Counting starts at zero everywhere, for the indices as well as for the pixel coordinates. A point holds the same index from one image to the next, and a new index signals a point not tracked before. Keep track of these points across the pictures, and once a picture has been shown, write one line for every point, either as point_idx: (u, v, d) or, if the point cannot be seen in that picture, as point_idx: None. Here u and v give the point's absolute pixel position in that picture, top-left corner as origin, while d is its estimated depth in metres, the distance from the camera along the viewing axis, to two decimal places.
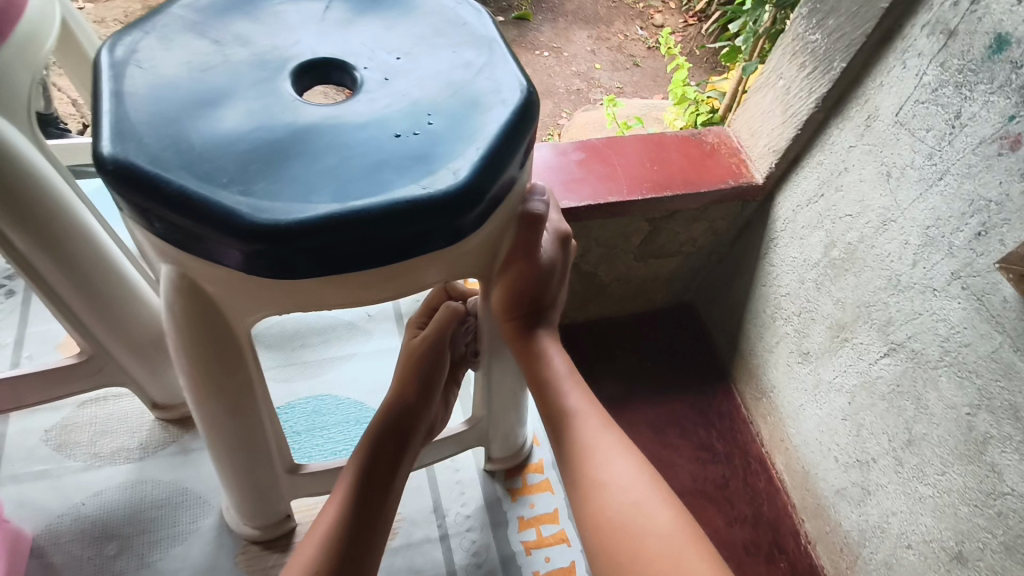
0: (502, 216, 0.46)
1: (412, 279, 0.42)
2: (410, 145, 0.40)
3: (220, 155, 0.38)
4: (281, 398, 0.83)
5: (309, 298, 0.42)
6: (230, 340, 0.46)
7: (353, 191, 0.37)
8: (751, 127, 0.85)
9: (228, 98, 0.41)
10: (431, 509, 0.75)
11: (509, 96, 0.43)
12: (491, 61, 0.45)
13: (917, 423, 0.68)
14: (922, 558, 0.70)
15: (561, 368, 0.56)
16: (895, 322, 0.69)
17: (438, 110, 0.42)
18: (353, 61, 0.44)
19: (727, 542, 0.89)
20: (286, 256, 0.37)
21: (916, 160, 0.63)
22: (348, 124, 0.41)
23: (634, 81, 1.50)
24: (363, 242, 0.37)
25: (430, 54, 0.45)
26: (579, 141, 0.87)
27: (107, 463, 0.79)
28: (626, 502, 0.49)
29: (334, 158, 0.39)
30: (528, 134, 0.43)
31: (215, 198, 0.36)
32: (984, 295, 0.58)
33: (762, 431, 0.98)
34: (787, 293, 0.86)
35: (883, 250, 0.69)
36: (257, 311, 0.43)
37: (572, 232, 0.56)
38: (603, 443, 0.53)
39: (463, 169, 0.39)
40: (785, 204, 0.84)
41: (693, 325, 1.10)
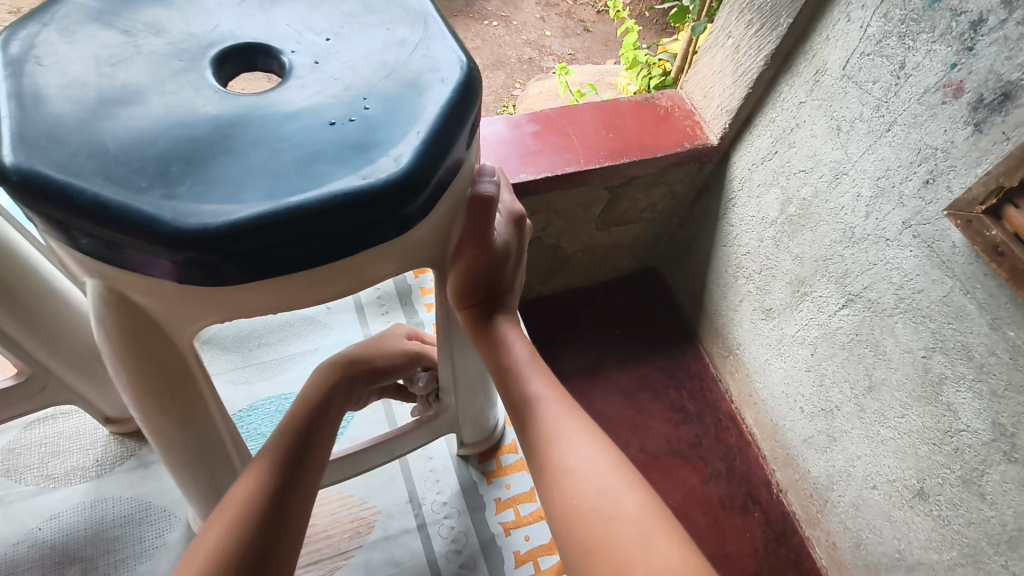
0: (449, 199, 0.42)
1: (360, 275, 0.40)
2: (346, 133, 0.36)
3: (137, 157, 0.34)
4: (242, 401, 0.79)
5: (251, 303, 0.39)
6: (173, 352, 0.45)
7: (287, 187, 0.34)
8: (704, 88, 0.84)
9: (143, 94, 0.37)
10: (407, 499, 0.75)
11: (448, 74, 0.40)
12: (427, 37, 0.42)
13: (877, 369, 0.70)
14: (886, 497, 0.73)
15: (521, 354, 0.53)
16: (852, 273, 0.70)
17: (374, 93, 0.38)
18: (278, 45, 0.41)
19: (703, 499, 0.92)
20: (216, 264, 0.34)
21: (865, 113, 0.64)
22: (276, 113, 0.37)
23: (586, 47, 1.49)
24: (301, 242, 0.34)
25: (361, 34, 0.42)
26: (532, 112, 0.85)
27: (61, 484, 0.77)
28: (591, 486, 0.45)
29: (263, 152, 0.35)
30: (473, 112, 0.40)
31: (135, 204, 0.32)
32: (934, 242, 0.60)
33: (730, 388, 1.00)
34: (748, 251, 0.87)
35: (837, 203, 0.70)
36: (200, 320, 0.41)
37: (525, 213, 0.52)
38: (565, 427, 0.48)
39: (405, 155, 0.36)
40: (741, 162, 0.84)
41: (659, 289, 1.12)
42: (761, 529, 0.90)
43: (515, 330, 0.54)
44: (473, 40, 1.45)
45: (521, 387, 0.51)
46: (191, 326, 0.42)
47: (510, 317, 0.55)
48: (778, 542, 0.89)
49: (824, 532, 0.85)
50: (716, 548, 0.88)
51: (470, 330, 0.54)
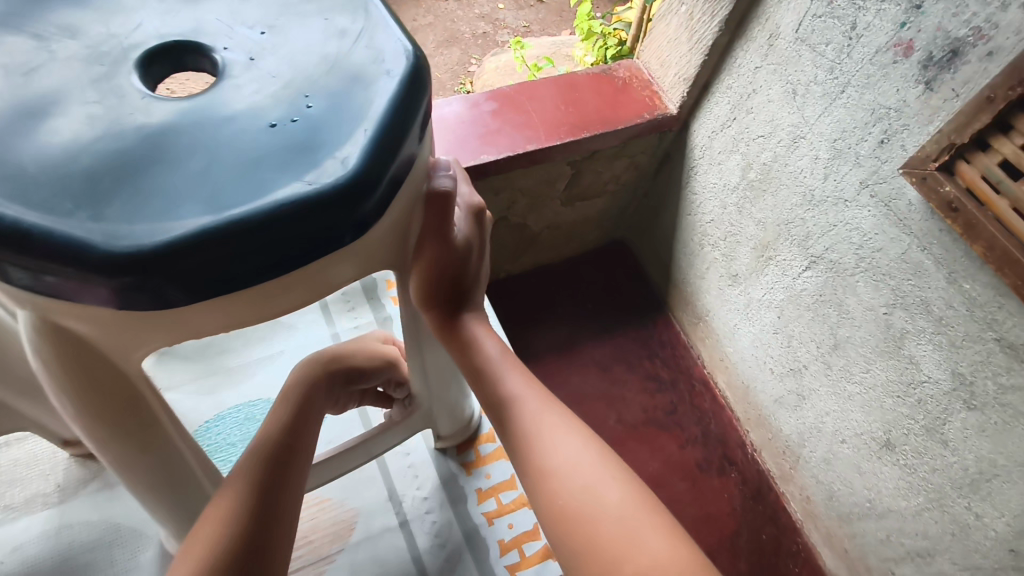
0: (404, 198, 0.40)
1: (320, 278, 0.37)
2: (287, 136, 0.34)
3: (61, 175, 0.32)
4: (209, 411, 0.77)
5: (198, 322, 0.36)
6: (119, 377, 0.42)
7: (229, 197, 0.32)
8: (660, 57, 0.84)
9: (63, 105, 0.34)
10: (387, 497, 0.74)
11: (393, 65, 0.37)
12: (369, 26, 0.39)
13: (841, 328, 0.72)
14: (855, 450, 0.75)
15: (493, 349, 0.52)
16: (813, 236, 0.71)
17: (316, 89, 0.36)
18: (210, 42, 0.38)
19: (682, 464, 0.94)
20: (155, 288, 0.32)
21: (819, 75, 0.64)
22: (213, 116, 0.35)
23: (541, 18, 1.46)
24: (247, 256, 0.33)
25: (300, 27, 0.39)
26: (488, 90, 0.83)
27: (24, 513, 0.73)
28: (576, 484, 0.44)
29: (199, 161, 0.33)
30: (424, 103, 0.38)
31: (63, 228, 0.30)
32: (891, 201, 0.61)
33: (702, 353, 1.02)
34: (711, 219, 0.88)
35: (796, 167, 0.71)
36: (146, 344, 0.38)
37: (485, 205, 0.50)
38: (548, 424, 0.48)
39: (353, 156, 0.34)
40: (700, 131, 0.84)
41: (627, 260, 1.12)
42: (738, 489, 0.92)
43: (484, 327, 0.53)
44: (424, 16, 1.40)
45: (497, 386, 0.51)
46: (139, 351, 0.40)
47: (477, 314, 0.54)
48: (754, 500, 0.91)
49: (798, 487, 0.88)
50: (696, 511, 0.90)
51: (438, 330, 0.52)
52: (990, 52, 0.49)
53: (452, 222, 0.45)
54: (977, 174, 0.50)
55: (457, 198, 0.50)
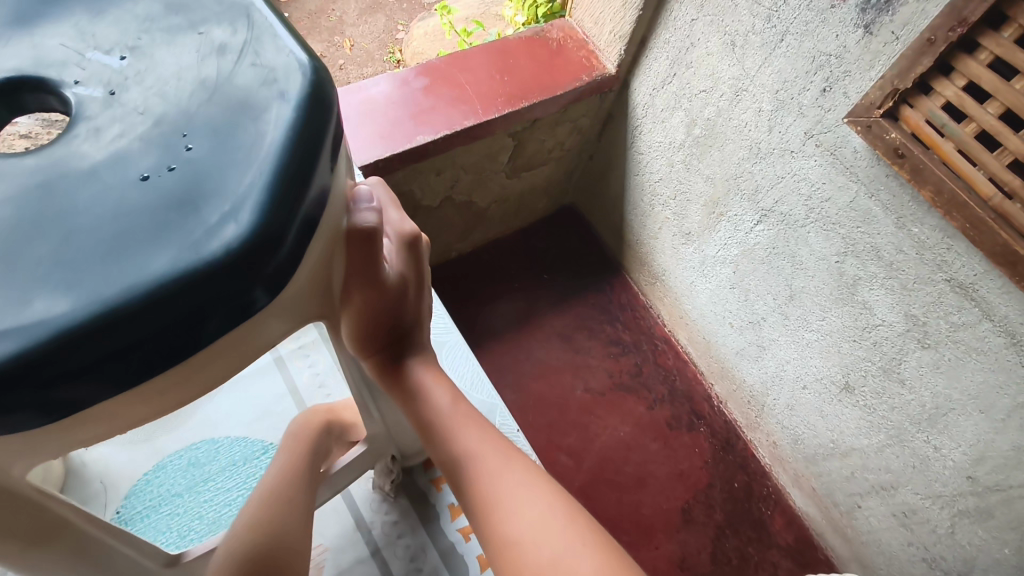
0: (325, 234, 0.28)
1: (243, 344, 0.26)
2: (162, 191, 0.23)
3: None
4: (144, 463, 0.61)
5: (101, 423, 0.24)
6: (18, 504, 0.29)
7: (95, 279, 0.21)
8: (593, 14, 0.80)
9: None
10: (354, 528, 0.60)
11: (287, 84, 0.25)
12: (256, 37, 0.26)
13: (795, 278, 0.72)
14: (816, 394, 0.77)
15: (442, 399, 0.45)
16: (762, 189, 0.71)
17: (196, 121, 0.24)
18: (54, 74, 0.25)
19: (652, 424, 0.94)
20: (5, 414, 0.21)
21: (757, 25, 0.62)
22: (57, 174, 0.23)
23: None
24: (137, 350, 0.22)
25: (167, 44, 0.26)
26: (417, 66, 0.77)
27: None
28: (542, 556, 0.38)
29: (44, 247, 0.21)
30: (333, 128, 0.27)
31: None
32: (836, 150, 0.60)
33: (661, 312, 1.02)
34: (660, 178, 0.86)
35: (740, 120, 0.69)
36: (36, 454, 0.26)
37: (419, 232, 0.41)
38: (509, 486, 0.41)
39: (249, 206, 0.23)
40: (641, 88, 0.82)
41: (579, 226, 1.10)
42: (707, 442, 0.94)
43: (433, 372, 0.46)
44: None
45: (449, 441, 0.43)
46: (29, 461, 0.27)
47: (423, 355, 0.46)
48: (724, 451, 0.93)
49: (764, 434, 0.90)
50: (670, 469, 0.91)
51: (379, 377, 0.45)
52: None
53: (382, 254, 0.36)
54: (921, 118, 0.49)
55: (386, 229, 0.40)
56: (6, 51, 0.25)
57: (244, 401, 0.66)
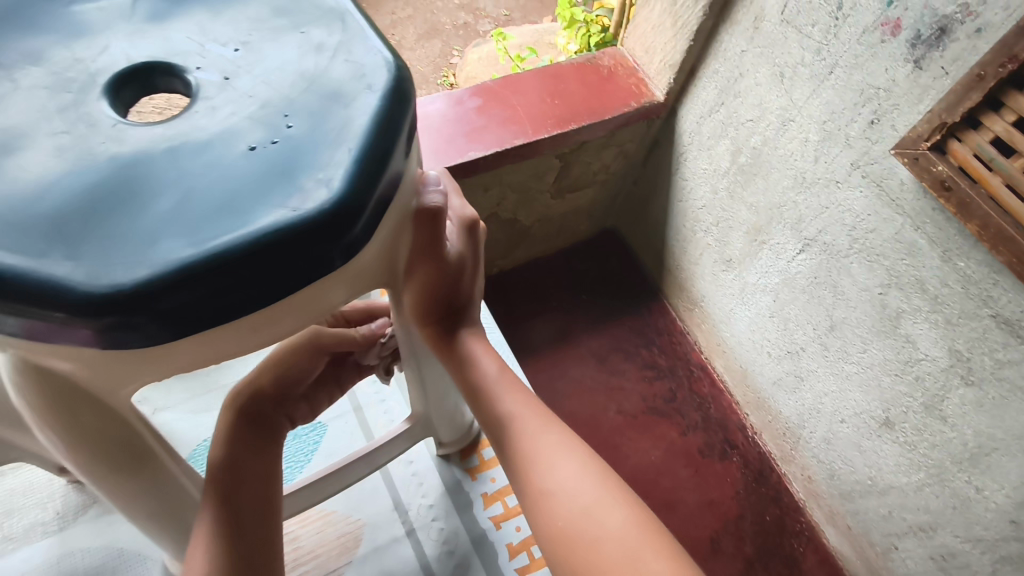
0: (395, 214, 0.32)
1: (314, 306, 0.29)
2: (267, 159, 0.26)
3: (22, 208, 0.24)
4: (201, 430, 0.66)
5: (193, 361, 0.28)
6: (116, 427, 0.35)
7: (211, 232, 0.24)
8: (644, 43, 0.83)
9: (28, 135, 0.26)
10: (391, 508, 0.64)
11: (376, 78, 0.29)
12: (349, 37, 0.30)
13: (837, 309, 0.72)
14: (854, 429, 0.76)
15: (491, 369, 0.46)
16: (806, 219, 0.71)
17: (298, 105, 0.28)
18: (179, 61, 0.29)
19: (684, 451, 0.94)
20: (130, 333, 0.24)
21: (806, 57, 0.63)
22: (184, 141, 0.26)
23: (521, 6, 1.44)
24: (238, 289, 0.25)
25: (275, 42, 0.30)
26: (473, 86, 0.82)
27: (15, 546, 0.60)
28: (573, 508, 0.41)
29: (166, 200, 0.25)
30: (412, 121, 0.30)
31: (35, 269, 0.23)
32: (883, 181, 0.60)
33: (698, 339, 1.02)
34: (703, 205, 0.87)
35: (786, 149, 0.70)
36: (130, 383, 0.30)
37: (480, 217, 0.44)
38: (546, 444, 0.44)
39: (340, 179, 0.26)
40: (688, 117, 0.84)
41: (620, 250, 1.11)
42: (740, 472, 0.92)
43: (480, 342, 0.47)
44: (403, 10, 1.37)
45: (494, 408, 0.46)
46: (133, 386, 0.31)
47: (476, 330, 0.48)
48: (757, 482, 0.92)
49: (799, 467, 0.88)
50: (699, 497, 0.90)
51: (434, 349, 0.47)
52: (978, 29, 0.49)
53: (445, 236, 0.39)
54: (969, 152, 0.50)
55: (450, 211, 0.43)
56: (140, 45, 0.29)
57: None
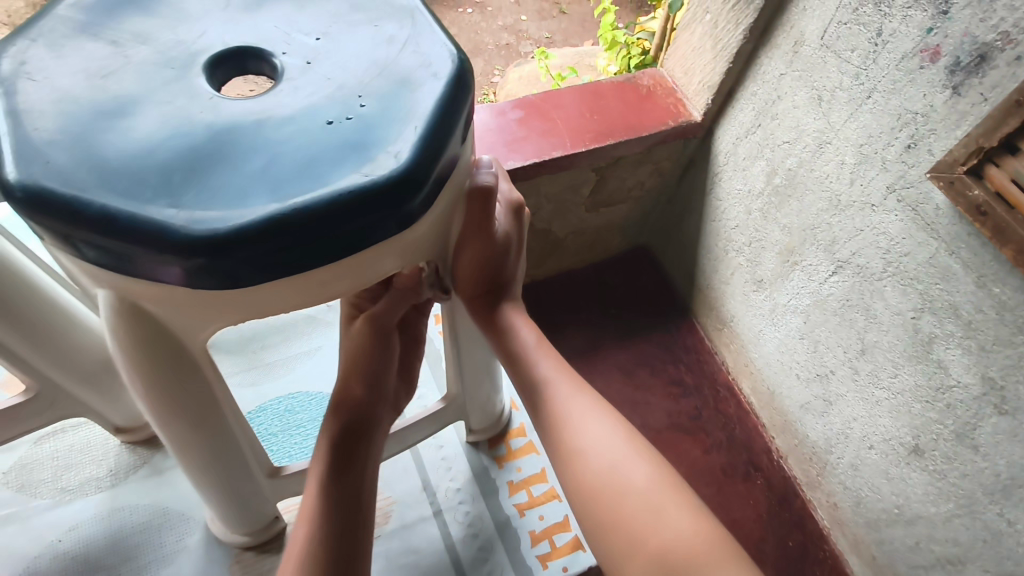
0: (448, 193, 0.44)
1: (368, 268, 0.41)
2: (342, 133, 0.38)
3: (142, 167, 0.36)
4: (249, 403, 0.81)
5: (264, 303, 0.40)
6: (190, 364, 0.46)
7: (291, 189, 0.36)
8: (684, 65, 0.85)
9: (138, 106, 0.38)
10: (421, 488, 0.76)
11: (441, 68, 0.42)
12: (416, 32, 0.44)
13: (869, 332, 0.71)
14: (883, 456, 0.75)
15: (529, 339, 0.58)
16: (840, 241, 0.71)
17: (368, 91, 0.40)
18: (270, 48, 0.42)
19: (706, 470, 0.93)
20: (224, 270, 0.36)
21: (845, 81, 0.64)
22: (274, 118, 0.39)
23: (563, 29, 1.47)
24: (312, 240, 0.36)
25: (350, 32, 0.44)
26: (514, 99, 0.85)
27: (77, 496, 0.74)
28: (603, 463, 0.51)
29: (259, 160, 0.37)
30: (467, 106, 0.42)
31: (143, 214, 0.34)
32: (918, 206, 0.61)
33: (726, 359, 1.02)
34: (736, 225, 0.88)
35: (822, 172, 0.71)
36: (207, 326, 0.42)
37: (524, 201, 0.56)
38: (578, 407, 0.54)
39: (405, 151, 0.38)
40: (725, 137, 0.85)
41: (651, 266, 1.12)
42: (764, 495, 0.91)
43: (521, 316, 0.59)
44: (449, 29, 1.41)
45: (530, 370, 0.57)
46: (206, 331, 0.44)
47: (515, 304, 0.60)
48: (781, 506, 0.91)
49: (824, 493, 0.87)
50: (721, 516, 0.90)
51: (475, 315, 0.59)
52: (1018, 57, 0.49)
53: (493, 217, 0.51)
54: (1005, 177, 0.50)
55: (500, 194, 0.56)
56: None
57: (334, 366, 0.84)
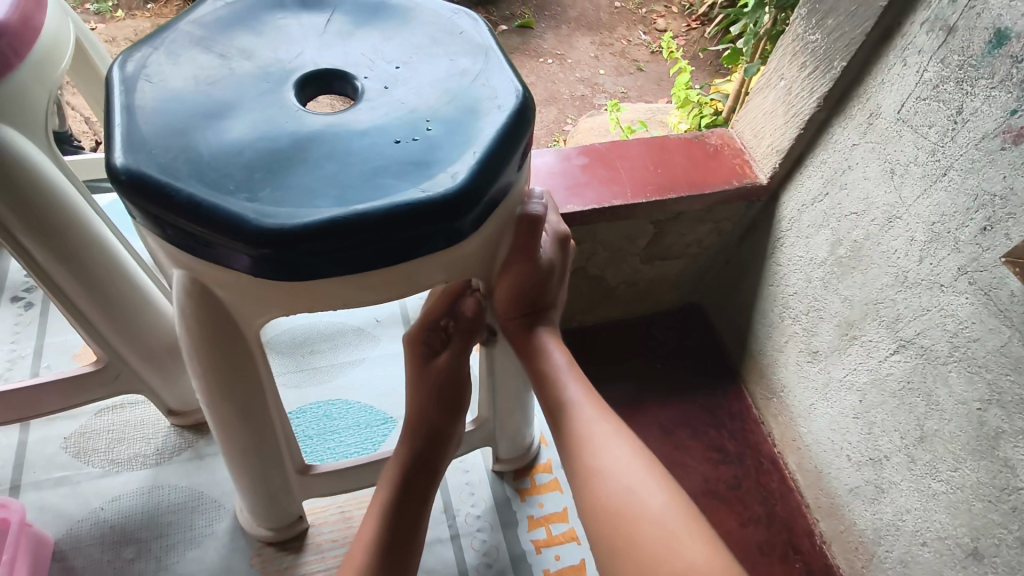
0: (497, 218, 0.46)
1: (415, 277, 0.43)
2: (409, 151, 0.41)
3: (228, 164, 0.39)
4: (291, 404, 0.83)
5: (317, 299, 0.43)
6: (245, 353, 0.48)
7: (354, 196, 0.38)
8: (755, 128, 0.86)
9: (233, 110, 0.42)
10: (442, 510, 0.76)
11: (505, 101, 0.44)
12: (487, 68, 0.47)
13: (928, 420, 0.67)
14: (936, 556, 0.69)
15: (560, 359, 0.58)
16: (904, 319, 0.68)
17: (436, 116, 0.43)
18: (354, 72, 0.46)
19: (742, 544, 0.88)
20: (289, 265, 0.39)
21: (920, 157, 0.63)
22: (348, 131, 0.42)
23: (639, 86, 1.50)
24: (370, 245, 0.39)
25: (427, 62, 0.47)
26: (581, 146, 0.88)
27: (123, 469, 0.77)
28: (619, 486, 0.50)
29: (331, 168, 0.40)
30: (525, 137, 0.44)
31: (224, 204, 0.37)
32: (992, 290, 0.58)
33: (774, 432, 0.98)
34: (794, 292, 0.86)
35: (890, 246, 0.69)
36: (264, 314, 0.45)
37: (570, 233, 0.59)
38: (600, 430, 0.54)
39: (462, 172, 0.40)
40: (790, 203, 0.84)
41: (703, 325, 1.10)
42: None
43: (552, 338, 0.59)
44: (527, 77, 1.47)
45: (559, 392, 0.57)
46: (261, 321, 0.46)
47: (551, 329, 0.60)
48: None
49: None
50: None
51: (512, 338, 0.60)
52: None
53: (537, 245, 0.53)
54: None
55: (547, 225, 0.58)
56: None
57: (376, 378, 0.86)
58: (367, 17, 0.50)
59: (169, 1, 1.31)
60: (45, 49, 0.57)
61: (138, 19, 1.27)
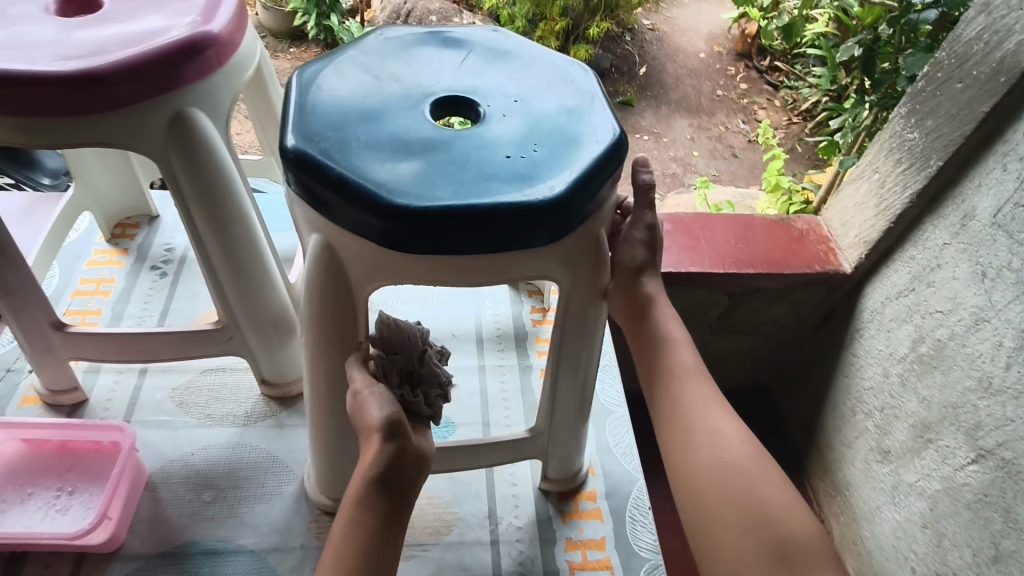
0: (579, 234, 0.50)
1: (499, 268, 0.47)
2: (517, 165, 0.46)
3: (371, 155, 0.46)
4: None
5: (411, 275, 0.47)
6: (351, 316, 0.53)
7: (466, 193, 0.44)
8: (843, 217, 0.86)
9: (380, 116, 0.49)
10: (487, 515, 0.77)
11: (603, 137, 0.49)
12: (593, 109, 0.52)
13: (1005, 538, 0.62)
14: None
15: (675, 332, 0.63)
16: (985, 427, 0.65)
17: (545, 141, 0.48)
18: (480, 100, 0.52)
19: None
20: (403, 242, 0.44)
21: (1013, 262, 0.62)
22: (471, 144, 0.48)
23: (731, 170, 1.54)
24: (472, 232, 0.44)
25: (542, 100, 0.53)
26: (667, 215, 0.92)
27: (215, 423, 0.84)
28: (741, 448, 0.54)
29: (451, 169, 0.45)
30: (615, 169, 0.49)
31: (366, 183, 0.44)
32: None
33: (833, 532, 0.92)
34: (870, 386, 0.83)
35: (974, 349, 0.66)
36: (372, 283, 0.50)
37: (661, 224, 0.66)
38: (719, 399, 0.58)
39: (559, 186, 0.45)
40: (874, 294, 0.83)
41: (768, 413, 1.08)
42: None
43: (670, 310, 0.64)
44: None
45: (674, 356, 0.61)
46: (366, 290, 0.51)
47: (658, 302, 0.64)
48: None
49: None
50: None
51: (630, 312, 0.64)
52: None
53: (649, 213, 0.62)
54: None
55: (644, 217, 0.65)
56: None
57: None
58: (496, 57, 0.57)
59: (308, 48, 1.49)
60: (237, 63, 0.67)
61: (280, 60, 1.46)
